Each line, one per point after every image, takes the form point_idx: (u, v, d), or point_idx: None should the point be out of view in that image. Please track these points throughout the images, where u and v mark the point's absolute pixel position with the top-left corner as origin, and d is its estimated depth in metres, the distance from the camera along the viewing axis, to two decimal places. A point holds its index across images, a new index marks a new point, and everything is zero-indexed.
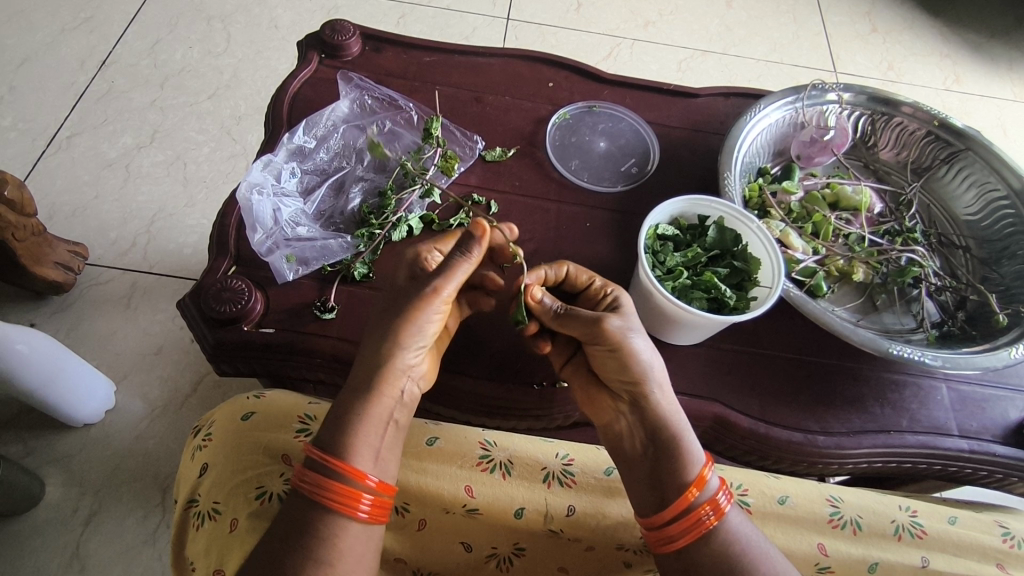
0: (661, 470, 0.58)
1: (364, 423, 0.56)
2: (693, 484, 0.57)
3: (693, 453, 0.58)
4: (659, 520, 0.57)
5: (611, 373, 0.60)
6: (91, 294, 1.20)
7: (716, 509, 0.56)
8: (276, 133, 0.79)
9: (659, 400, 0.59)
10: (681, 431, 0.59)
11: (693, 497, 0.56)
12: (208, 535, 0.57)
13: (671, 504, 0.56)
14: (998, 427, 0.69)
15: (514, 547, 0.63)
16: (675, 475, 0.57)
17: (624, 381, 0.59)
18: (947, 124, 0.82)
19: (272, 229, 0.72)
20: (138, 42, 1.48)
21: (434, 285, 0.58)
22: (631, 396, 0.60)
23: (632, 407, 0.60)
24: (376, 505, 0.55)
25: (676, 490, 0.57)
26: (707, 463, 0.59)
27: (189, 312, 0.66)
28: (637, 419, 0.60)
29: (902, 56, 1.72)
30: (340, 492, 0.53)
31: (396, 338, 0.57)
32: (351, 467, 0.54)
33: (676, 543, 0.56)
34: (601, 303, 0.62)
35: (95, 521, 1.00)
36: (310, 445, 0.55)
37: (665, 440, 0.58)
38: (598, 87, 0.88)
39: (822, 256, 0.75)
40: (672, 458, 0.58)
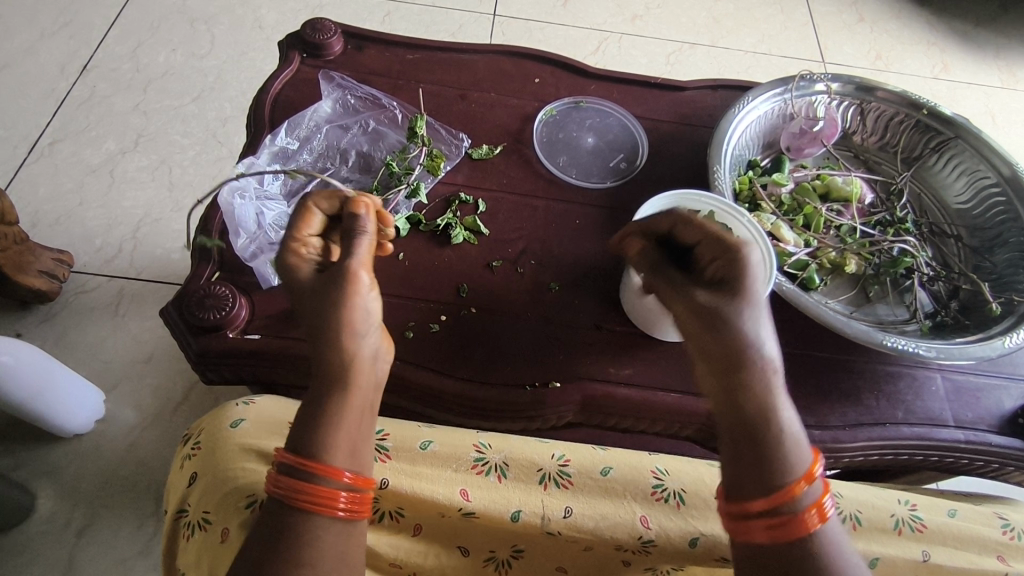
0: (758, 459, 0.49)
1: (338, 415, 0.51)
2: (801, 478, 0.48)
3: (800, 449, 0.49)
4: (740, 504, 0.48)
5: (716, 338, 0.52)
6: (78, 302, 1.18)
7: (820, 511, 0.48)
8: (259, 136, 0.77)
9: (758, 383, 0.50)
10: (784, 423, 0.49)
11: (799, 494, 0.47)
12: (199, 545, 0.54)
13: (765, 494, 0.48)
14: (992, 416, 0.69)
15: (511, 550, 0.62)
16: (766, 466, 0.48)
17: (728, 348, 0.51)
18: (935, 112, 0.82)
19: (255, 233, 0.70)
20: (119, 46, 1.46)
21: (354, 272, 0.54)
22: (731, 365, 0.51)
23: (729, 383, 0.51)
24: (356, 500, 0.50)
25: (780, 483, 0.48)
26: (815, 462, 0.50)
27: (172, 320, 0.65)
28: (733, 397, 0.50)
29: (890, 45, 1.72)
30: (316, 492, 0.49)
31: (347, 331, 0.53)
32: (323, 465, 0.49)
33: (757, 535, 0.48)
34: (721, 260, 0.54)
35: (88, 533, 0.99)
36: (283, 449, 0.51)
37: (766, 426, 0.49)
38: (584, 82, 0.87)
39: (813, 249, 0.74)
40: (775, 448, 0.48)
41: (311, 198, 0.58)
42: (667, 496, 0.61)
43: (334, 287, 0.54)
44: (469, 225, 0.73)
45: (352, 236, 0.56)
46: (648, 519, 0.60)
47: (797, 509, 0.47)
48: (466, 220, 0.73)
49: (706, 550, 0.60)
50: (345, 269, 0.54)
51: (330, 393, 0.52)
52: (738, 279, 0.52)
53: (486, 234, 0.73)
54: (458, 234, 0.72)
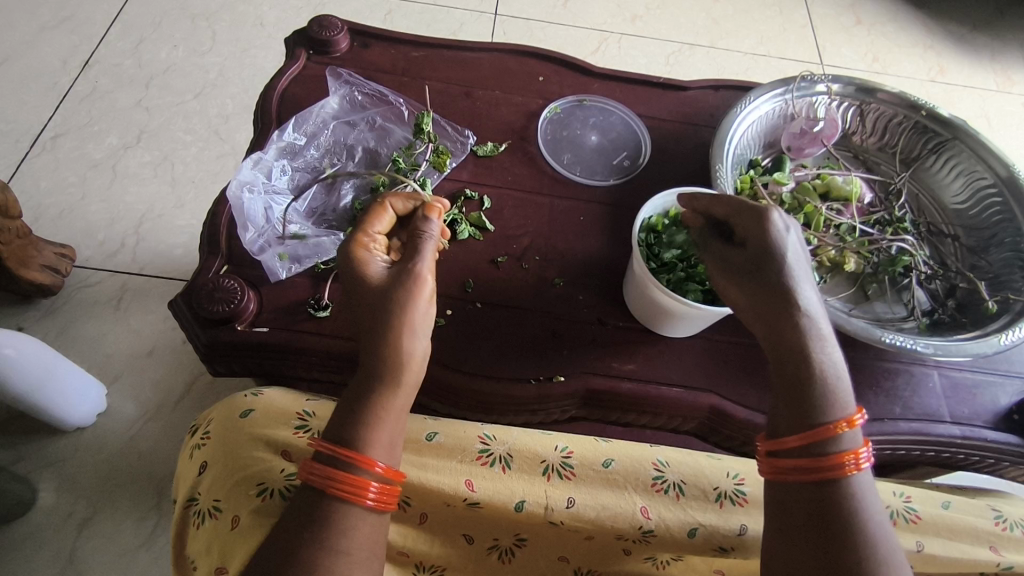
0: (796, 401, 0.52)
1: (385, 409, 0.52)
2: (840, 423, 0.51)
3: (840, 398, 0.52)
4: (776, 445, 0.52)
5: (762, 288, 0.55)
6: (80, 296, 1.18)
7: (856, 458, 0.50)
8: (266, 131, 0.78)
9: (802, 333, 0.53)
10: (828, 373, 0.52)
11: (836, 436, 0.50)
12: (210, 533, 0.55)
13: (801, 432, 0.51)
14: (988, 412, 0.70)
15: (515, 538, 0.63)
16: (804, 411, 0.52)
17: (775, 296, 0.54)
18: (933, 114, 0.83)
19: (263, 227, 0.71)
20: (121, 41, 1.46)
21: (418, 273, 0.56)
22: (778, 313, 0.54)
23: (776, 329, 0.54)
24: (386, 492, 0.51)
25: (817, 424, 0.51)
26: (858, 413, 0.52)
27: (181, 312, 0.65)
28: (778, 342, 0.54)
29: (887, 48, 1.73)
30: (351, 482, 0.50)
31: (405, 330, 0.54)
32: (360, 456, 0.50)
33: (789, 475, 0.51)
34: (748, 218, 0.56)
35: (90, 525, 0.99)
36: (320, 439, 0.52)
37: (807, 371, 0.52)
38: (588, 81, 0.88)
39: (815, 247, 0.74)
40: (814, 392, 0.52)
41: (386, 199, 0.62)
42: (667, 488, 0.62)
43: (399, 286, 0.55)
44: (474, 221, 0.74)
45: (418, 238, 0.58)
46: (648, 510, 0.61)
47: (833, 452, 0.50)
48: (471, 216, 0.74)
49: (706, 541, 0.61)
50: (410, 270, 0.56)
51: (379, 388, 0.53)
52: (763, 243, 0.54)
53: (491, 230, 0.74)
54: (464, 229, 0.73)
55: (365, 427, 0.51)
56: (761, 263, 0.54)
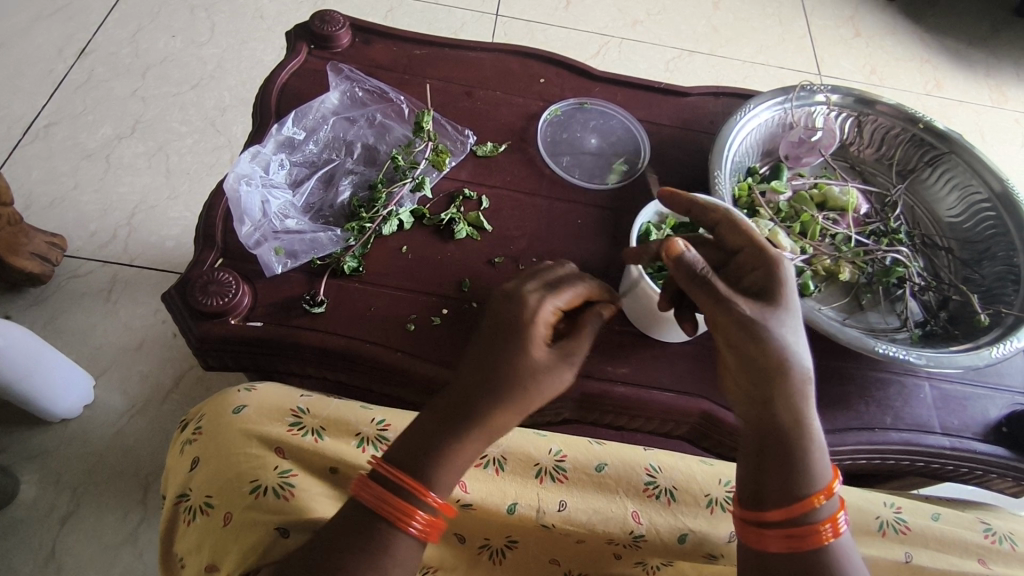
0: (776, 472, 0.51)
1: (463, 452, 0.50)
2: (820, 492, 0.51)
3: (821, 467, 0.51)
4: (756, 514, 0.51)
5: (746, 352, 0.51)
6: (69, 286, 1.17)
7: (834, 526, 0.50)
8: (265, 124, 0.78)
9: (790, 401, 0.51)
10: (810, 440, 0.51)
11: (816, 508, 0.50)
12: (201, 529, 0.54)
13: (779, 505, 0.51)
14: (977, 424, 0.71)
15: (506, 539, 0.62)
16: (789, 482, 0.51)
17: (757, 365, 0.51)
18: (930, 127, 0.84)
19: (260, 221, 0.70)
20: (119, 30, 1.45)
21: (568, 376, 0.52)
22: (761, 382, 0.51)
23: (757, 398, 0.52)
24: (430, 526, 0.50)
25: (799, 496, 0.50)
26: (833, 478, 0.52)
27: (174, 304, 0.65)
28: (762, 411, 0.52)
29: (884, 61, 1.75)
30: (403, 507, 0.49)
31: (519, 404, 0.50)
32: (420, 486, 0.50)
33: (770, 544, 0.51)
34: (758, 268, 0.53)
35: (73, 519, 0.98)
36: (382, 459, 0.52)
37: (788, 443, 0.51)
38: (589, 84, 0.88)
39: (809, 256, 0.76)
40: (795, 463, 0.51)
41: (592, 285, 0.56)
42: (658, 493, 0.62)
43: (551, 372, 0.51)
44: (472, 220, 0.73)
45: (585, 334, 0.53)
46: (639, 514, 0.61)
47: (813, 522, 0.50)
48: (469, 216, 0.74)
49: (696, 547, 0.61)
50: (565, 365, 0.51)
51: (468, 433, 0.50)
52: (772, 294, 0.52)
53: (488, 230, 0.74)
54: (462, 229, 0.72)
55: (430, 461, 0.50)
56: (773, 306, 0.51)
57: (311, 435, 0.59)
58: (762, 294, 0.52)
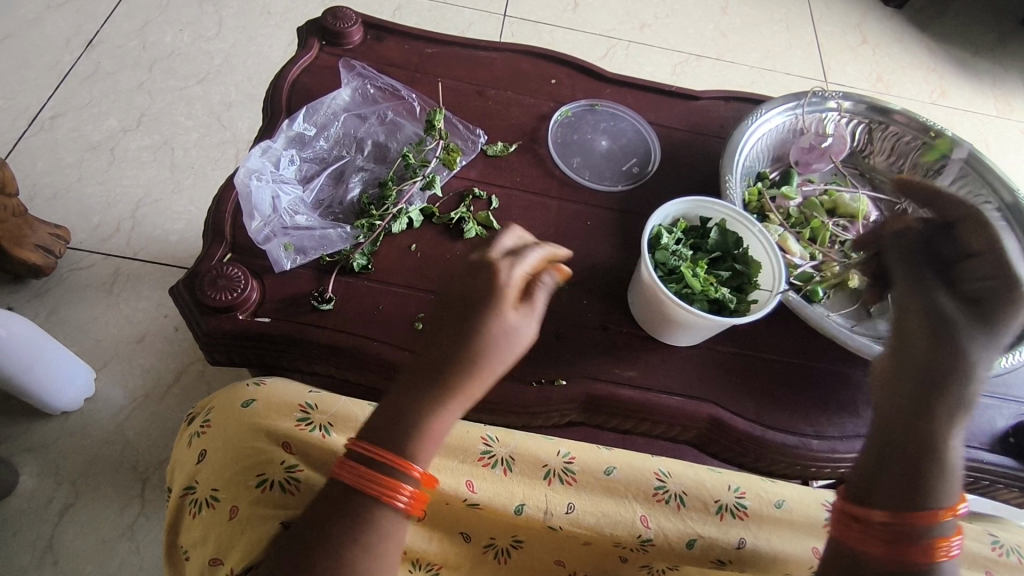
0: (905, 476, 0.50)
1: (444, 422, 0.51)
2: (943, 511, 0.50)
3: (950, 490, 0.50)
4: (864, 512, 0.51)
5: (922, 356, 0.51)
6: (72, 279, 1.17)
7: (947, 547, 0.49)
8: (275, 119, 0.77)
9: (950, 417, 0.50)
10: (949, 458, 0.50)
11: (935, 523, 0.49)
12: (207, 523, 0.54)
13: (896, 507, 0.50)
14: (985, 435, 0.70)
15: (512, 539, 0.61)
16: (911, 489, 0.50)
17: (926, 370, 0.51)
18: (941, 135, 0.83)
19: (269, 217, 0.70)
20: (126, 23, 1.45)
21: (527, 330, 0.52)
22: (921, 386, 0.51)
23: (910, 397, 0.51)
24: (417, 500, 0.50)
25: (922, 507, 0.50)
26: (960, 501, 0.51)
27: (182, 297, 0.64)
28: (909, 413, 0.51)
29: (891, 69, 1.75)
30: (387, 484, 0.49)
31: (485, 362, 0.51)
32: (398, 459, 0.49)
33: (869, 545, 0.50)
34: (983, 280, 0.51)
35: (72, 512, 0.97)
36: (356, 439, 0.51)
37: (930, 453, 0.50)
38: (600, 86, 0.88)
39: (818, 262, 0.76)
40: (928, 474, 0.50)
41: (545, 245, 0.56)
42: (667, 498, 0.61)
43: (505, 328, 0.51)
44: (481, 220, 0.73)
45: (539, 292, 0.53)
46: (647, 518, 0.60)
47: (926, 535, 0.49)
48: (478, 215, 0.73)
49: (704, 552, 0.60)
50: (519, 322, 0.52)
51: (443, 406, 0.50)
52: (987, 314, 0.51)
53: (497, 229, 0.73)
54: (471, 228, 0.72)
55: (410, 436, 0.50)
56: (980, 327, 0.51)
57: (318, 430, 0.59)
58: (976, 307, 0.51)
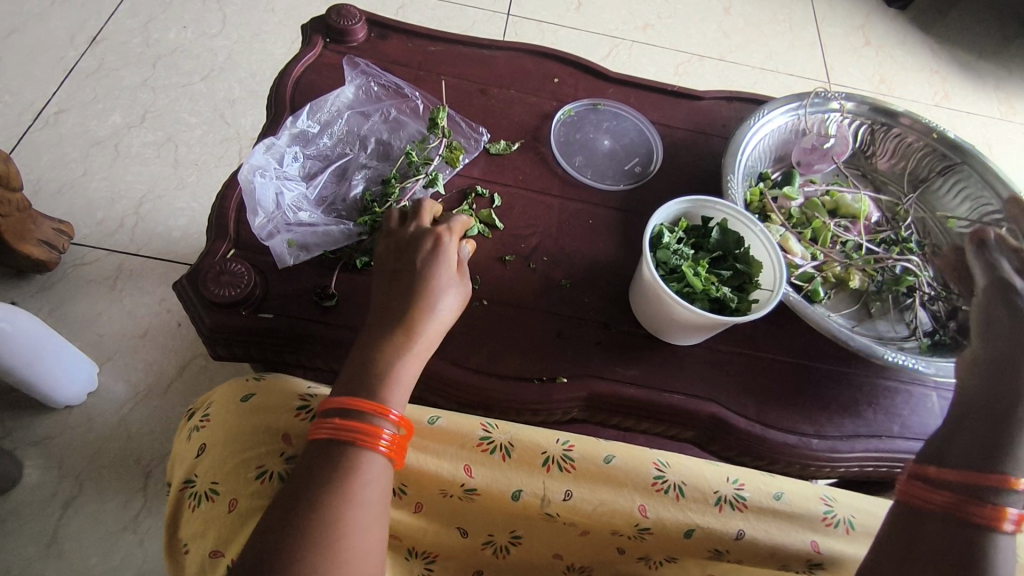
0: (984, 439, 0.53)
1: (408, 358, 0.56)
2: (1020, 480, 0.50)
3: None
4: (931, 472, 0.53)
5: (1014, 339, 0.57)
6: (75, 273, 1.17)
7: (1013, 515, 0.49)
8: (279, 116, 0.78)
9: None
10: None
11: (1010, 487, 0.50)
12: (205, 515, 0.53)
13: (971, 465, 0.52)
14: None
15: (510, 535, 0.62)
16: (984, 449, 0.52)
17: (1017, 352, 0.56)
18: (944, 137, 0.84)
19: (273, 213, 0.70)
20: (131, 19, 1.45)
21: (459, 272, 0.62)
22: (1010, 365, 0.56)
23: (996, 374, 0.56)
24: (397, 443, 0.54)
25: (998, 468, 0.51)
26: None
27: (185, 292, 0.65)
28: (990, 387, 0.55)
29: (894, 71, 1.75)
30: (366, 429, 0.52)
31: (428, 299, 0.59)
32: (370, 403, 0.53)
33: (933, 502, 0.52)
34: None
35: (74, 505, 0.98)
36: (330, 397, 0.54)
37: (1012, 421, 0.53)
38: (603, 85, 0.88)
39: (820, 262, 0.76)
40: (1008, 440, 0.52)
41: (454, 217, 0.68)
42: (666, 488, 0.61)
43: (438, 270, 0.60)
44: (484, 218, 0.74)
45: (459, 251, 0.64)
46: (645, 508, 0.60)
47: (993, 500, 0.50)
48: (481, 213, 0.74)
49: (701, 542, 0.61)
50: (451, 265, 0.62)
51: (406, 350, 0.56)
52: None
53: (501, 228, 0.74)
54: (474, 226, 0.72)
55: (383, 385, 0.55)
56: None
57: None
58: None
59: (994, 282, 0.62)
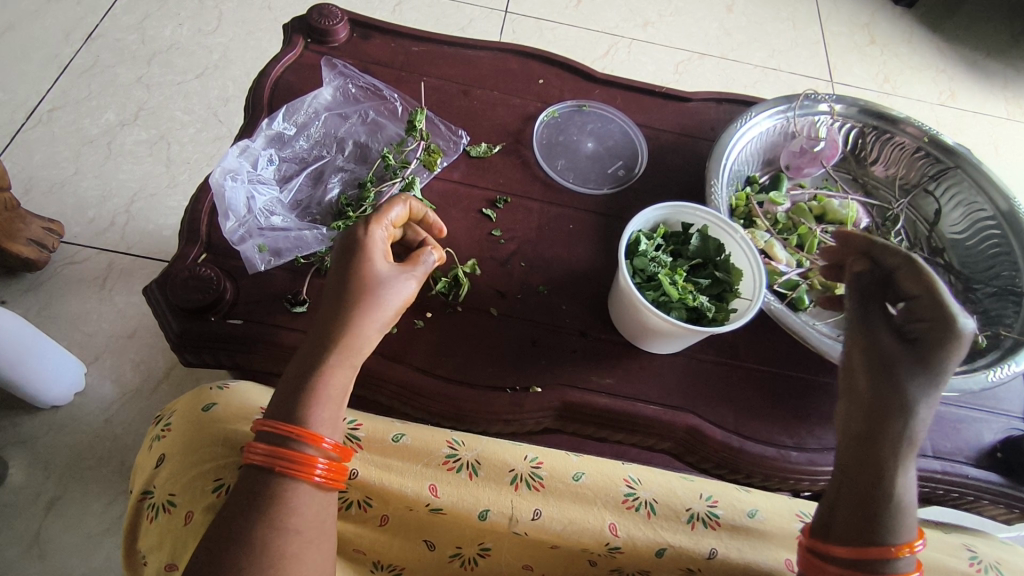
0: (861, 512, 0.53)
1: (333, 373, 0.53)
2: (904, 546, 0.52)
3: (907, 529, 0.52)
4: (824, 546, 0.53)
5: (875, 399, 0.55)
6: (65, 272, 1.17)
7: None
8: (255, 117, 0.77)
9: (899, 451, 0.53)
10: (897, 498, 0.53)
11: (894, 558, 0.51)
12: (162, 528, 0.53)
13: (849, 543, 0.52)
14: (971, 449, 0.69)
15: (478, 548, 0.61)
16: (863, 527, 0.52)
17: (879, 411, 0.54)
18: (937, 140, 0.82)
19: (245, 217, 0.69)
20: (126, 16, 1.45)
21: (404, 276, 0.58)
22: (873, 427, 0.54)
23: (863, 439, 0.55)
24: (333, 469, 0.52)
25: (876, 543, 0.52)
26: (918, 539, 0.53)
27: (154, 297, 0.64)
28: (858, 454, 0.54)
29: (899, 70, 1.72)
30: (298, 458, 0.50)
31: (362, 313, 0.55)
32: (305, 430, 0.51)
33: None
34: (926, 324, 0.55)
35: (59, 505, 0.98)
36: (263, 419, 0.51)
37: (883, 490, 0.53)
38: (589, 86, 0.87)
39: (805, 269, 0.75)
40: (886, 512, 0.52)
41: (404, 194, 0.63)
42: (638, 505, 0.60)
43: (371, 282, 0.56)
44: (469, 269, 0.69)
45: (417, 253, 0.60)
46: (616, 527, 0.59)
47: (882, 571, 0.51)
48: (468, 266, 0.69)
49: (674, 561, 0.59)
50: (396, 270, 0.57)
51: (333, 362, 0.53)
52: (940, 348, 0.54)
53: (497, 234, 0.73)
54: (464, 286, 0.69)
55: (326, 413, 0.52)
56: (920, 368, 0.54)
57: None
58: (919, 347, 0.55)
59: (865, 340, 0.57)
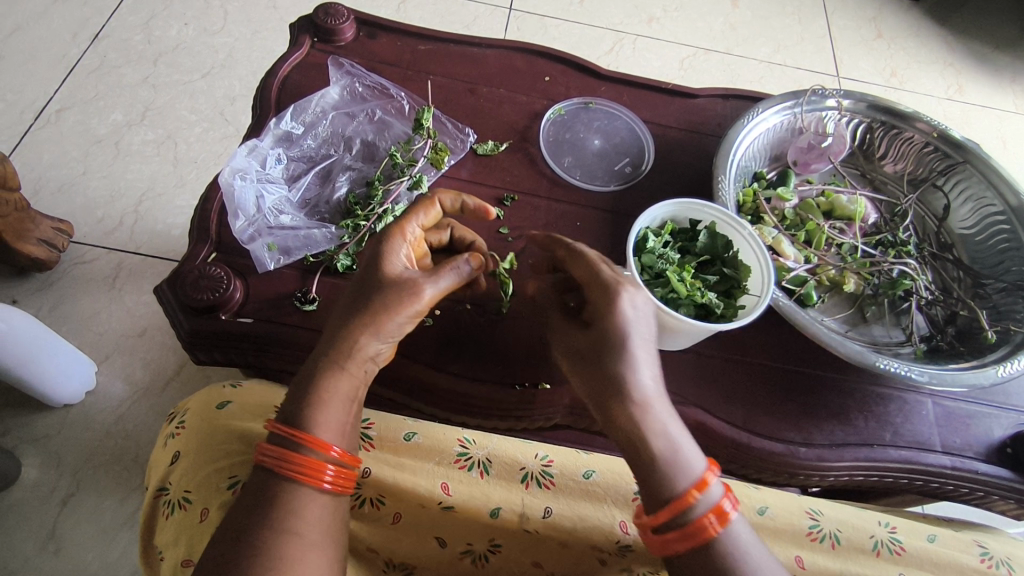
0: (647, 477, 0.50)
1: (336, 381, 0.53)
2: (694, 487, 0.49)
3: (689, 465, 0.50)
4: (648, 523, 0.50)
5: (596, 379, 0.53)
6: (75, 272, 1.18)
7: (718, 516, 0.49)
8: (263, 117, 0.77)
9: (632, 414, 0.51)
10: (665, 457, 0.50)
11: (694, 504, 0.49)
12: (177, 524, 0.54)
13: (658, 513, 0.49)
14: (981, 444, 0.68)
15: (489, 544, 0.60)
16: (656, 491, 0.50)
17: (602, 389, 0.52)
18: (946, 136, 0.81)
19: (254, 217, 0.70)
20: (132, 17, 1.45)
21: (420, 288, 0.55)
22: (603, 406, 0.52)
23: (602, 414, 0.53)
24: (342, 476, 0.52)
25: (672, 497, 0.49)
26: (707, 469, 0.51)
27: (165, 297, 0.64)
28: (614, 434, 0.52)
29: (906, 63, 1.71)
30: (305, 464, 0.50)
31: (363, 325, 0.54)
32: (312, 436, 0.50)
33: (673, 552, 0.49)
34: (601, 296, 0.54)
35: (73, 502, 0.99)
36: (274, 421, 0.52)
37: (647, 451, 0.50)
38: (596, 83, 0.87)
39: (813, 265, 0.75)
40: (665, 466, 0.50)
41: (437, 194, 0.63)
42: None
43: (378, 294, 0.54)
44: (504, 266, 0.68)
45: (447, 266, 0.57)
46: (626, 524, 0.60)
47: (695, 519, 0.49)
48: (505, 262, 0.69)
49: None
50: (414, 283, 0.55)
51: (330, 369, 0.53)
52: (608, 317, 0.53)
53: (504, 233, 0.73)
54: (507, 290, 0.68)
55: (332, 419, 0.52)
56: (608, 339, 0.52)
57: None
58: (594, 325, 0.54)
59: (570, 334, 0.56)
